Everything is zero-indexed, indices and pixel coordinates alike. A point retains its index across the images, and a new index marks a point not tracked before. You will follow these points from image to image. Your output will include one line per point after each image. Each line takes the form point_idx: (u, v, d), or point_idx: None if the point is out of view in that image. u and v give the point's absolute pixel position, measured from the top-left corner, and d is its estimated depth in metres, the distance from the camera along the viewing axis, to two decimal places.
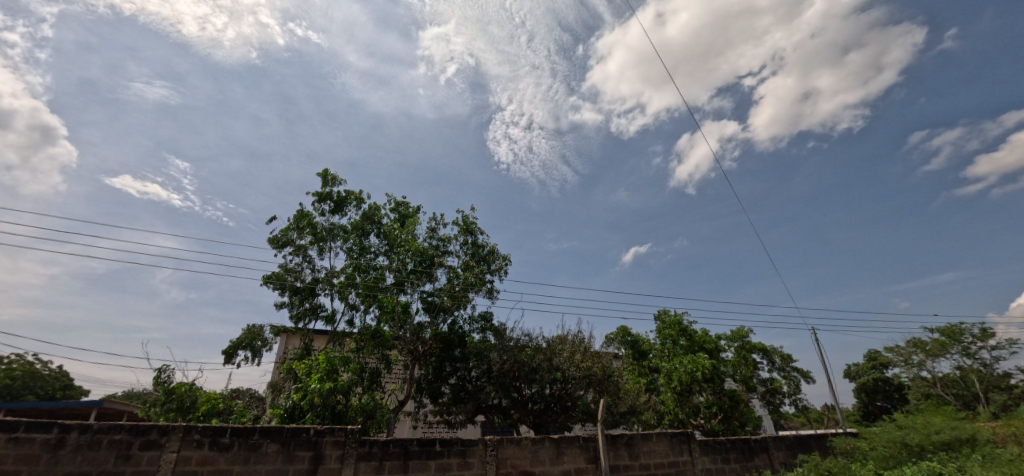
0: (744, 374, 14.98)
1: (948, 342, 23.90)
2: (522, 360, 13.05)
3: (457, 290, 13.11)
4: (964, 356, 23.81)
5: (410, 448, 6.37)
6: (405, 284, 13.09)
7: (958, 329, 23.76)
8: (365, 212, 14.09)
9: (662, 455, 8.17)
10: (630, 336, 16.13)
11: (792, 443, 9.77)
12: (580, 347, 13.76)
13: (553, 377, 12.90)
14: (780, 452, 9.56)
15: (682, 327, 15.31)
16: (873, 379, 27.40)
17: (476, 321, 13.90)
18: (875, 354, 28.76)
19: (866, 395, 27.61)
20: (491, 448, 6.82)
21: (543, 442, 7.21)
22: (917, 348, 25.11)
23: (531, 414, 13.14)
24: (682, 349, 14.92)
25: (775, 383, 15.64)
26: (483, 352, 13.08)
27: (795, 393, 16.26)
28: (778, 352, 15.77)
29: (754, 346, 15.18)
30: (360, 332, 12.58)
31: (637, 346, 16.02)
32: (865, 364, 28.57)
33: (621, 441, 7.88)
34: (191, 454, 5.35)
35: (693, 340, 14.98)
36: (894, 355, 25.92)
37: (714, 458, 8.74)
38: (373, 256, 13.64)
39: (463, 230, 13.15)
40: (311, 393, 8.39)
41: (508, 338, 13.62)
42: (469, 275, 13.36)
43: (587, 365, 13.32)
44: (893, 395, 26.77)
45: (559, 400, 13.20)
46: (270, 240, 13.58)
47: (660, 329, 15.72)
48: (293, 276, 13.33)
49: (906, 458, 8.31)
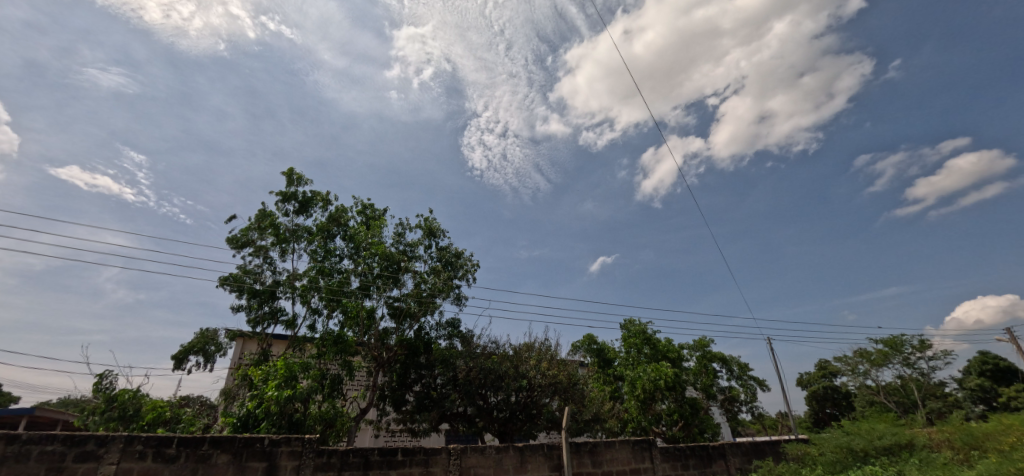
0: (704, 382, 15.36)
1: (891, 352, 25.49)
2: (488, 368, 12.96)
3: (425, 296, 12.95)
4: (905, 365, 25.47)
5: (370, 458, 6.19)
6: (370, 289, 12.83)
7: (899, 340, 25.37)
8: (331, 214, 13.75)
9: (624, 462, 8.28)
10: (596, 344, 16.33)
11: (748, 449, 10.12)
12: (547, 355, 13.81)
13: (519, 384, 12.88)
14: (736, 458, 9.86)
15: (647, 336, 15.63)
16: (823, 387, 28.77)
17: (443, 327, 13.80)
18: (825, 362, 30.15)
19: (816, 403, 28.97)
20: (454, 457, 6.73)
21: (507, 451, 7.17)
22: (863, 358, 26.59)
23: (496, 422, 13.09)
24: (646, 358, 15.23)
25: (733, 391, 16.15)
26: (450, 359, 12.95)
27: (752, 400, 16.86)
28: (737, 361, 16.31)
29: (714, 356, 15.68)
30: (322, 337, 12.22)
31: (603, 353, 16.26)
32: (816, 372, 29.84)
33: (584, 449, 7.98)
34: (133, 466, 5.00)
35: (656, 349, 15.29)
36: (842, 365, 27.33)
37: (674, 464, 8.93)
38: (337, 259, 13.32)
39: (426, 233, 12.98)
40: (267, 400, 8.03)
41: (475, 345, 13.54)
42: (437, 280, 13.20)
43: (553, 373, 13.38)
44: (841, 402, 28.23)
45: (524, 408, 13.18)
46: (228, 240, 13.00)
47: (625, 337, 16.00)
48: (252, 278, 12.80)
49: (852, 463, 8.81)
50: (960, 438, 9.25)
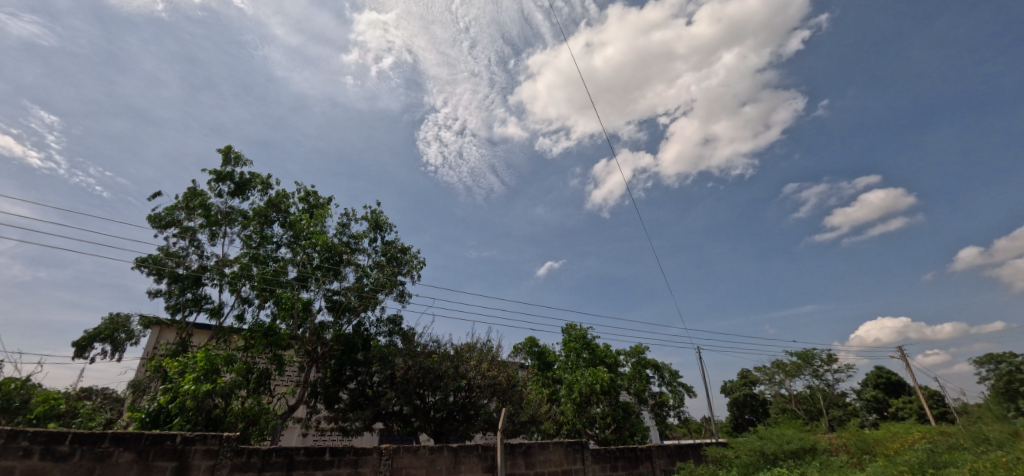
0: (637, 388, 16.04)
1: (803, 364, 27.95)
2: (428, 367, 12.74)
3: (367, 291, 12.53)
4: (814, 377, 28.02)
5: (296, 458, 5.88)
6: (308, 281, 12.22)
7: (811, 353, 27.90)
8: (271, 199, 12.97)
9: (557, 463, 8.46)
10: (538, 347, 16.60)
11: (672, 451, 10.67)
12: (488, 356, 13.85)
13: (458, 384, 12.79)
14: (662, 460, 10.38)
15: (587, 341, 16.09)
16: (743, 395, 31.02)
17: (384, 323, 13.42)
18: (747, 371, 32.52)
19: (737, 409, 31.17)
20: (385, 457, 6.55)
21: (441, 451, 7.08)
22: (779, 369, 28.96)
23: (432, 422, 12.90)
24: (584, 362, 15.67)
25: (663, 397, 17.00)
26: (389, 357, 12.64)
27: (679, 406, 17.82)
28: (668, 368, 17.19)
29: (647, 362, 16.43)
30: (251, 328, 11.47)
31: (543, 357, 16.54)
32: (738, 381, 32.09)
33: (519, 450, 8.05)
34: (13, 465, 4.42)
35: (595, 354, 15.77)
36: (761, 374, 29.60)
37: (604, 466, 9.24)
38: (274, 247, 12.57)
39: (372, 226, 12.58)
40: (182, 395, 7.40)
41: (416, 343, 13.28)
42: (380, 275, 12.81)
43: (493, 374, 13.43)
44: (758, 409, 30.58)
45: (462, 408, 13.11)
46: (149, 218, 11.87)
47: (565, 341, 16.38)
48: (175, 262, 11.76)
49: (763, 465, 9.56)
50: (854, 443, 10.30)
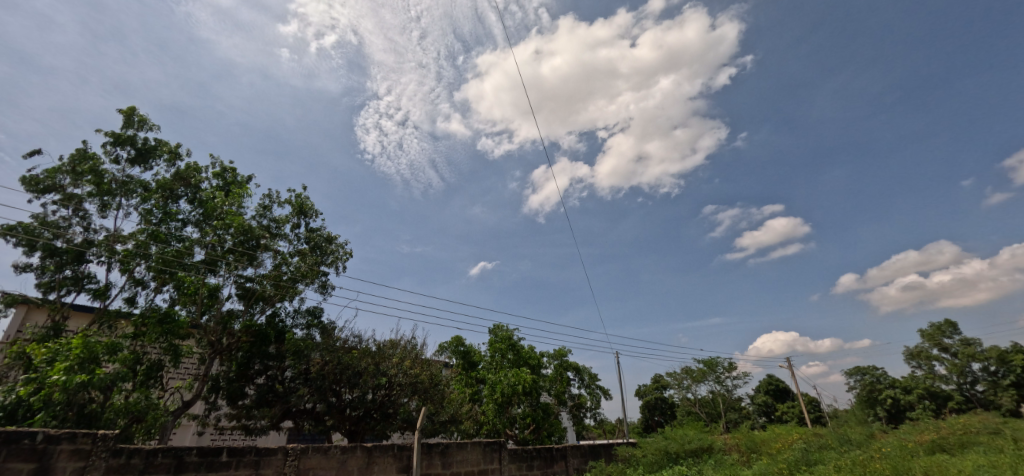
0: (558, 389, 16.56)
1: (708, 371, 30.57)
2: (346, 363, 12.18)
3: (284, 280, 11.72)
4: (716, 382, 30.74)
5: (186, 459, 5.35)
6: (217, 265, 11.18)
7: (715, 361, 30.60)
8: (179, 171, 11.71)
9: (473, 463, 8.47)
10: (463, 346, 16.57)
11: (586, 451, 11.14)
12: (411, 354, 13.61)
13: (378, 382, 12.37)
14: (575, 459, 10.79)
15: (512, 342, 16.32)
16: (654, 398, 33.23)
17: (302, 315, 12.64)
18: (659, 376, 34.90)
19: (648, 411, 33.32)
20: (291, 458, 6.15)
21: (353, 451, 6.79)
22: (687, 374, 31.43)
23: (347, 421, 12.36)
24: (509, 363, 15.90)
25: (581, 399, 17.71)
26: (304, 351, 11.88)
27: (596, 407, 18.66)
28: (588, 371, 17.94)
29: (569, 364, 17.03)
30: (143, 314, 10.23)
31: (468, 356, 16.51)
32: (651, 385, 34.32)
33: (436, 450, 7.96)
34: None
35: (519, 355, 16.05)
36: (671, 379, 31.91)
37: (520, 465, 9.41)
38: (179, 225, 11.34)
39: (295, 210, 11.80)
40: (48, 387, 6.42)
41: (336, 338, 12.67)
42: (301, 264, 12.06)
43: (415, 372, 13.17)
44: (666, 411, 32.95)
45: (380, 407, 12.70)
46: (23, 181, 10.20)
47: (492, 342, 16.50)
48: (52, 233, 10.18)
49: (666, 463, 10.31)
50: (744, 443, 11.44)
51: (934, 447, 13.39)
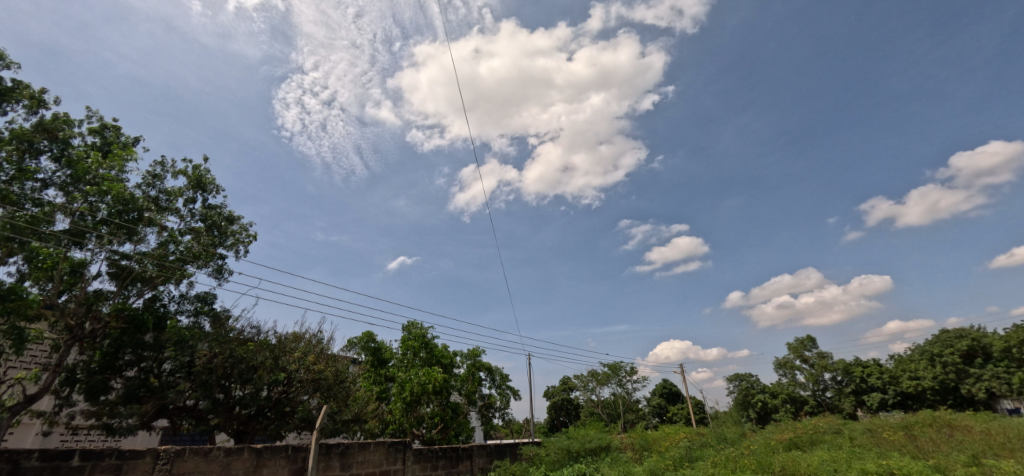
0: (469, 389, 16.60)
1: (611, 374, 32.65)
2: (239, 356, 11.08)
3: (171, 260, 10.40)
4: (618, 385, 32.93)
5: (22, 464, 4.54)
6: (85, 237, 9.58)
7: (618, 365, 32.78)
8: (42, 122, 9.87)
9: (375, 464, 8.19)
10: (374, 343, 15.98)
11: (492, 450, 11.29)
12: (315, 348, 12.87)
13: (275, 378, 11.44)
14: (481, 459, 10.90)
15: (426, 340, 16.07)
16: (561, 399, 34.69)
17: (190, 301, 11.31)
18: (567, 379, 36.52)
19: (554, 412, 34.71)
20: (162, 462, 5.46)
21: (239, 453, 6.22)
22: (593, 377, 33.29)
23: (235, 420, 11.26)
24: (420, 361, 15.63)
25: (491, 399, 17.93)
26: (191, 341, 10.48)
27: (505, 408, 19.00)
28: (500, 371, 18.23)
29: (482, 364, 17.18)
30: None
31: (379, 353, 16.04)
32: (560, 386, 35.80)
33: (335, 451, 7.57)
34: None
35: (432, 354, 15.85)
36: (578, 381, 33.57)
37: (424, 466, 9.29)
38: (36, 186, 9.54)
39: (191, 183, 10.53)
40: None
41: (229, 328, 11.52)
42: (193, 243, 10.79)
43: (319, 368, 12.43)
44: (571, 412, 34.59)
45: (275, 405, 11.75)
46: None
47: (404, 339, 16.08)
48: None
49: (566, 461, 10.83)
50: (638, 442, 12.43)
51: (790, 445, 15.61)
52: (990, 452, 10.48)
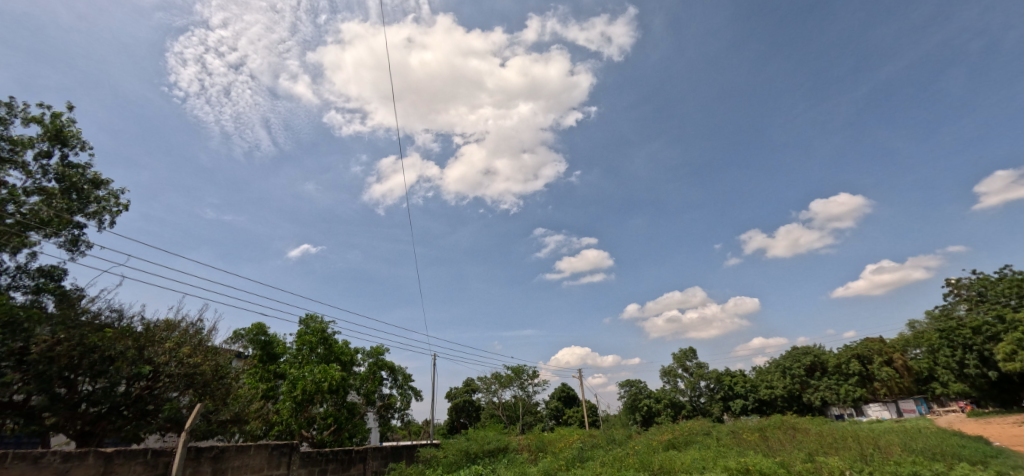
0: (368, 388, 15.93)
1: (514, 377, 33.51)
2: (92, 344, 9.37)
3: (7, 224, 8.55)
4: (519, 388, 33.89)
5: None
6: None
7: (521, 368, 33.75)
8: None
9: (254, 469, 7.53)
10: (265, 336, 14.67)
11: (387, 453, 10.99)
12: (192, 340, 11.51)
13: (137, 371, 9.92)
14: (375, 461, 10.54)
15: (325, 335, 15.14)
16: (463, 401, 34.72)
17: (30, 275, 9.41)
18: (471, 380, 36.66)
19: (455, 413, 34.66)
20: None
21: (82, 459, 5.33)
22: (496, 379, 33.86)
23: (79, 420, 9.52)
24: (317, 358, 14.67)
25: (391, 399, 17.39)
26: (27, 324, 8.59)
27: (405, 408, 18.55)
28: (403, 371, 17.79)
29: (384, 363, 16.61)
30: None
31: (269, 347, 14.65)
32: (462, 388, 35.79)
33: (207, 455, 6.82)
34: None
35: (330, 350, 14.98)
36: (481, 383, 33.92)
37: (311, 470, 8.76)
38: None
39: (46, 134, 8.80)
40: None
41: (82, 311, 9.79)
42: (42, 207, 9.01)
43: (195, 362, 11.11)
44: (471, 413, 34.79)
45: (134, 403, 10.19)
46: None
47: (301, 333, 14.96)
48: None
49: (464, 462, 10.92)
50: (534, 443, 12.98)
51: (668, 445, 17.39)
52: (819, 449, 12.72)
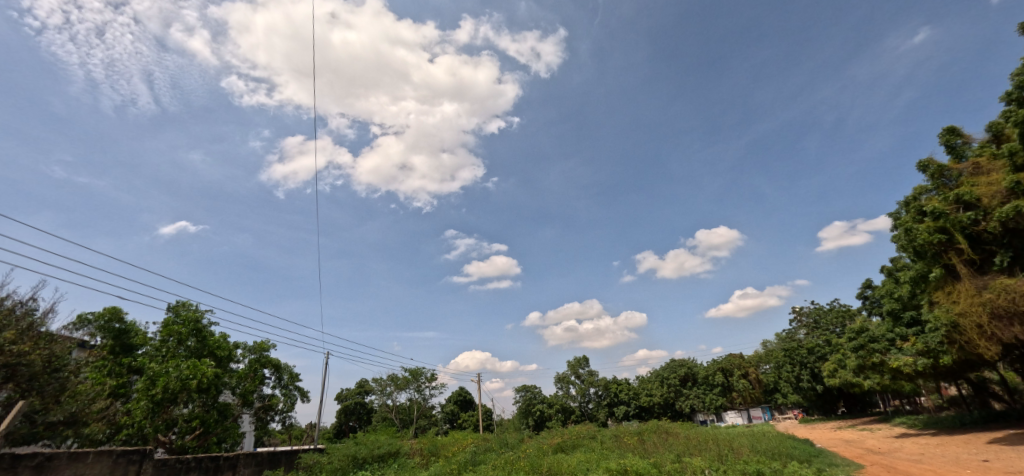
0: (246, 388, 14.60)
1: (411, 379, 32.90)
2: None
3: None
4: (416, 391, 33.33)
5: None
6: None
7: (420, 371, 33.26)
8: None
9: None
10: (119, 323, 12.84)
11: (262, 459, 10.24)
12: (18, 324, 9.65)
13: None
14: (246, 469, 9.77)
15: (199, 326, 13.63)
16: (354, 403, 33.17)
17: None
18: (365, 382, 35.15)
19: (344, 416, 33.02)
20: None
21: None
22: (392, 381, 32.94)
23: None
24: (185, 352, 13.15)
25: (272, 400, 16.12)
26: None
27: (287, 410, 17.30)
28: (289, 369, 16.63)
29: (268, 361, 15.40)
30: None
31: (125, 336, 12.95)
32: (355, 389, 34.15)
33: (26, 464, 5.84)
34: None
35: (203, 343, 13.54)
36: (376, 385, 32.75)
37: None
38: None
39: None
40: None
41: None
42: None
43: (20, 350, 9.30)
44: (362, 416, 33.37)
45: None
46: None
47: (167, 323, 13.28)
48: None
49: (350, 468, 10.61)
50: (427, 447, 13.00)
51: (557, 448, 18.49)
52: (687, 450, 14.67)
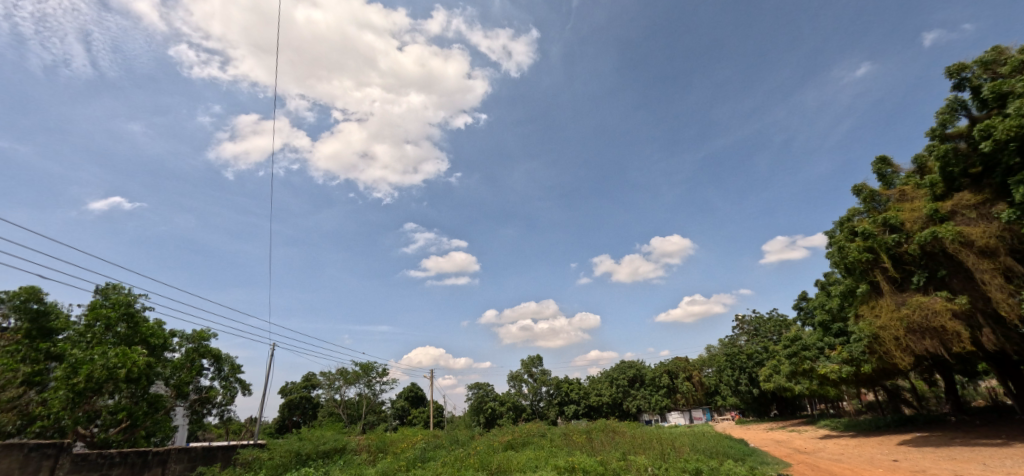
0: (181, 379, 13.78)
1: (361, 374, 32.18)
2: None
3: None
4: (365, 386, 32.61)
5: None
6: None
7: (370, 365, 32.57)
8: None
9: None
10: (37, 304, 11.79)
11: (196, 454, 9.72)
12: None
13: None
14: (178, 465, 9.26)
15: (131, 311, 12.73)
16: (299, 397, 31.99)
17: None
18: (312, 375, 33.96)
19: (287, 411, 31.78)
20: None
21: None
22: (340, 376, 32.03)
23: None
24: (113, 339, 12.24)
25: (210, 392, 15.30)
26: None
27: (226, 403, 16.48)
28: (230, 361, 15.85)
29: (207, 351, 14.62)
30: None
31: (43, 319, 11.89)
32: (300, 383, 32.92)
33: None
34: None
35: (134, 330, 12.66)
36: (323, 379, 31.74)
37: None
38: None
39: None
40: None
41: None
42: None
43: None
44: (307, 411, 32.26)
45: None
46: None
47: (94, 307, 12.30)
48: None
49: (292, 465, 10.33)
50: (374, 444, 12.80)
51: (507, 446, 18.69)
52: (632, 449, 15.29)
